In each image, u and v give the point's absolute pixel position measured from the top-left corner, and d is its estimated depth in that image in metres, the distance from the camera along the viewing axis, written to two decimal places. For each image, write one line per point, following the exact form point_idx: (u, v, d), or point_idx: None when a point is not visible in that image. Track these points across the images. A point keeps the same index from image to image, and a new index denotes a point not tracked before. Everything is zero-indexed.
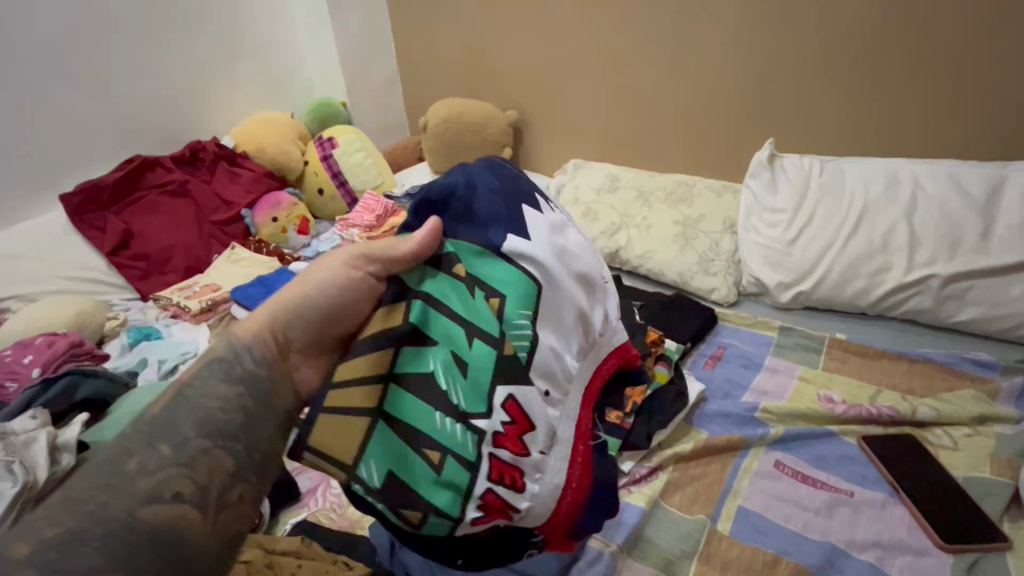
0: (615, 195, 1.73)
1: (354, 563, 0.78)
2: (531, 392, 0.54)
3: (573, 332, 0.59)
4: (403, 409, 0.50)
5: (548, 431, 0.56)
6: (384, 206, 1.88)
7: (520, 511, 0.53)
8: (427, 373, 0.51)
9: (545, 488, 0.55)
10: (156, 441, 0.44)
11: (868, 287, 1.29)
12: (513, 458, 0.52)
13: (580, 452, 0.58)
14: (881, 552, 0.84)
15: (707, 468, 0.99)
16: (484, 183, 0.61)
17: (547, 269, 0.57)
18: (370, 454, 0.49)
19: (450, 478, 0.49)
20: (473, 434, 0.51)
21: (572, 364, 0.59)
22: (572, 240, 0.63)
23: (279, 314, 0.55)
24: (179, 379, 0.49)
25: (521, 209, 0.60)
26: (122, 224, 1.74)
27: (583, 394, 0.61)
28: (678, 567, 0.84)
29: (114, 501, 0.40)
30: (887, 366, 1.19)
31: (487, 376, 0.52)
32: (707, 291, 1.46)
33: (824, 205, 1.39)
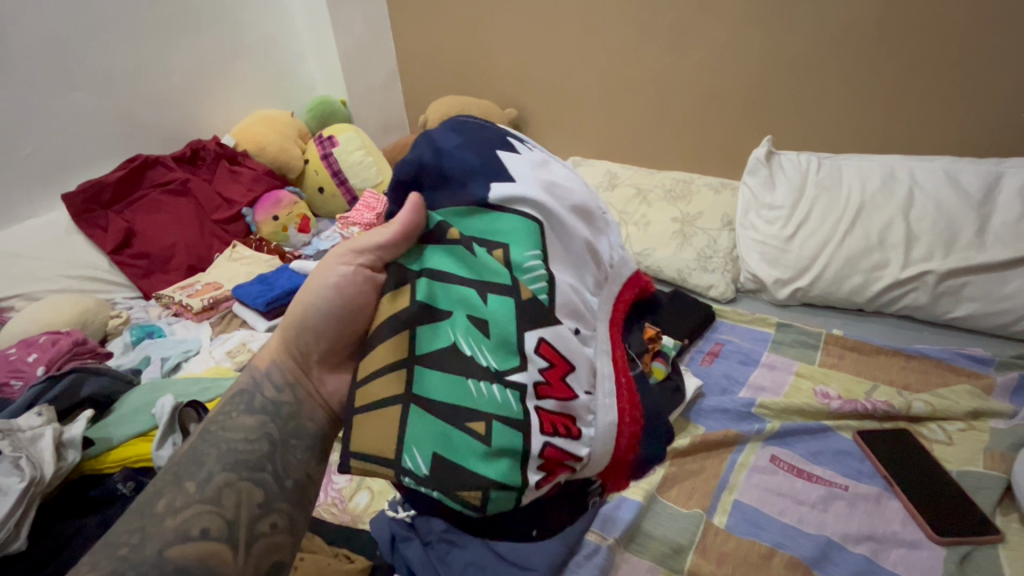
0: (614, 192, 1.74)
1: (355, 557, 0.80)
2: (564, 330, 0.50)
3: (583, 265, 0.56)
4: (432, 387, 0.48)
5: (589, 368, 0.53)
6: (384, 205, 1.89)
7: (581, 459, 0.51)
8: (450, 345, 0.49)
9: (602, 429, 0.52)
10: (183, 479, 0.50)
11: (865, 284, 1.30)
12: (561, 405, 0.49)
13: (624, 384, 0.56)
14: (875, 545, 0.85)
15: (704, 463, 1.00)
16: (447, 140, 0.55)
17: (545, 206, 0.53)
18: (411, 443, 0.47)
19: (501, 445, 0.47)
20: (513, 391, 0.48)
21: (592, 299, 0.56)
22: (554, 171, 0.59)
23: (291, 333, 0.59)
24: (207, 418, 0.55)
25: (494, 153, 0.55)
26: (124, 223, 1.75)
27: (609, 326, 0.59)
28: (676, 561, 0.85)
29: (147, 542, 0.45)
30: (883, 361, 1.20)
31: (510, 322, 0.49)
32: (705, 287, 1.47)
33: (821, 202, 1.39)
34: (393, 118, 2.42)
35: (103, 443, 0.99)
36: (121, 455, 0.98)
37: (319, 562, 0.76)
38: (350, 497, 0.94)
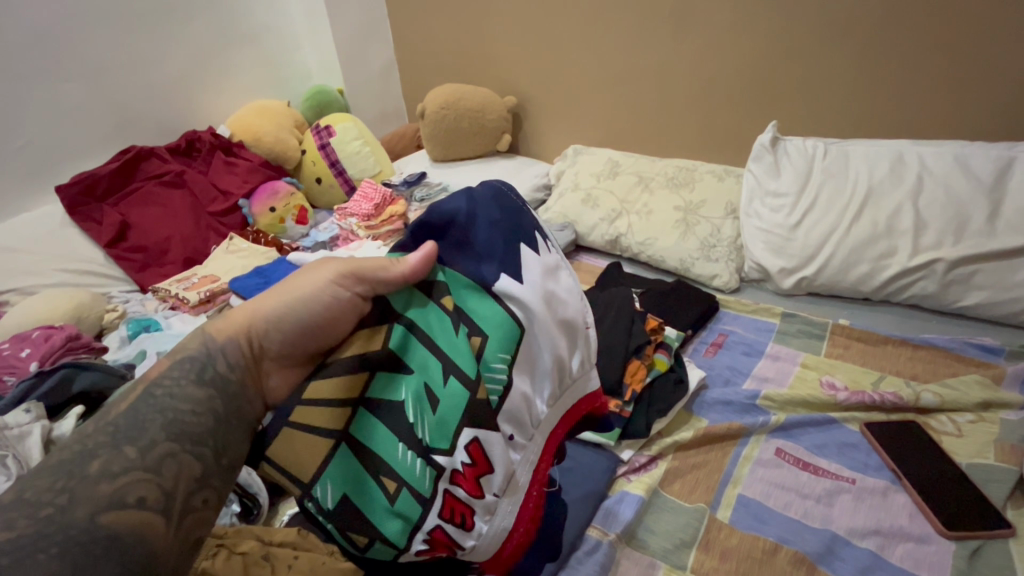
0: (615, 181, 1.71)
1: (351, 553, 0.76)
2: (496, 437, 0.55)
3: (552, 377, 0.59)
4: (370, 438, 0.53)
5: (507, 475, 0.57)
6: (382, 195, 1.85)
7: (464, 548, 0.56)
8: (398, 402, 0.54)
9: (493, 529, 0.57)
10: (122, 442, 0.44)
11: (872, 272, 1.28)
12: (467, 497, 0.54)
13: (532, 498, 0.60)
14: (882, 540, 0.83)
15: (708, 456, 0.98)
16: (485, 213, 0.60)
17: (533, 315, 0.57)
18: (328, 476, 0.52)
19: (402, 510, 0.52)
20: (432, 470, 0.53)
21: (542, 410, 0.59)
22: (565, 286, 0.62)
23: (258, 322, 0.55)
24: (148, 377, 0.49)
25: (518, 252, 0.59)
26: (119, 216, 1.73)
27: (547, 440, 0.61)
28: (679, 557, 0.83)
29: (75, 508, 0.39)
30: (890, 352, 1.17)
31: (456, 416, 0.53)
32: (708, 277, 1.45)
33: (826, 188, 1.36)
34: (391, 106, 2.38)
35: None
36: None
37: (313, 560, 0.72)
38: None
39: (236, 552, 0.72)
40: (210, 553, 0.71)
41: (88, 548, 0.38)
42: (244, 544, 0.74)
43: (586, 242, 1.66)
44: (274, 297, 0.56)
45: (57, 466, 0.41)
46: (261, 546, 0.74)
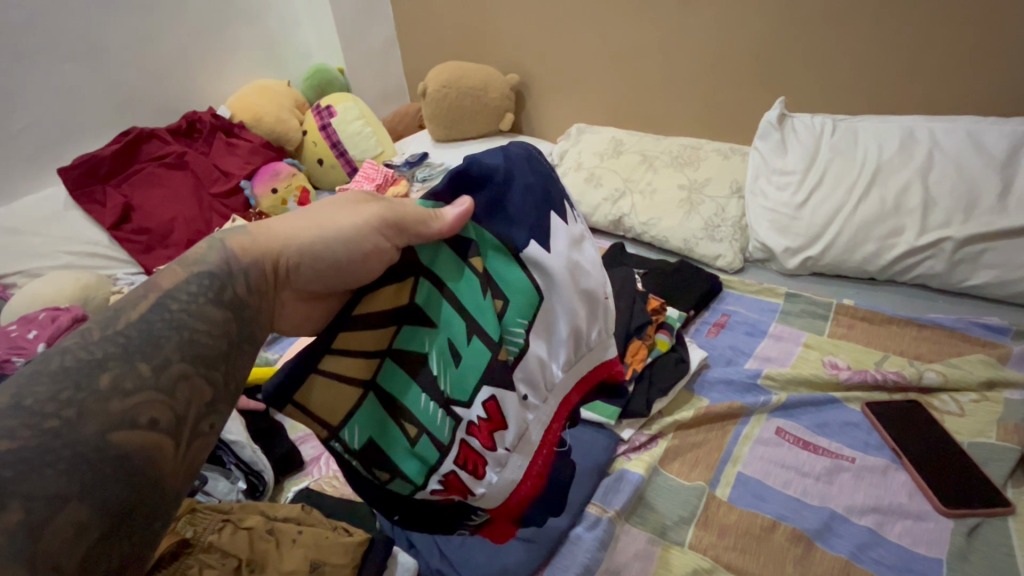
0: (619, 160, 1.69)
1: (354, 529, 0.77)
2: (511, 395, 0.55)
3: (570, 344, 0.57)
4: (392, 385, 0.56)
5: (520, 432, 0.57)
6: (384, 175, 1.86)
7: (475, 494, 0.57)
8: (424, 355, 0.56)
9: (502, 480, 0.57)
10: (135, 358, 0.40)
11: (879, 252, 1.26)
12: (480, 448, 0.55)
13: (542, 456, 0.59)
14: (881, 517, 0.83)
15: (708, 435, 0.99)
16: (521, 178, 0.57)
17: (555, 283, 0.55)
18: (355, 420, 0.55)
19: (422, 452, 0.55)
20: (451, 419, 0.55)
21: (557, 375, 0.58)
22: (592, 258, 0.59)
23: (289, 250, 0.53)
24: (160, 287, 0.45)
25: (548, 219, 0.57)
26: (121, 198, 1.74)
27: (562, 402, 0.60)
28: (678, 533, 0.84)
29: (83, 426, 0.36)
30: (895, 332, 1.17)
31: (475, 373, 0.54)
32: (711, 258, 1.44)
33: (836, 165, 1.34)
34: (392, 85, 2.34)
35: None
36: None
37: (317, 534, 0.73)
38: None
39: (241, 527, 0.74)
40: (215, 528, 0.73)
41: (93, 471, 0.35)
42: (249, 519, 0.75)
43: (589, 223, 1.65)
44: (309, 226, 0.54)
45: (61, 374, 0.37)
46: (265, 521, 0.75)
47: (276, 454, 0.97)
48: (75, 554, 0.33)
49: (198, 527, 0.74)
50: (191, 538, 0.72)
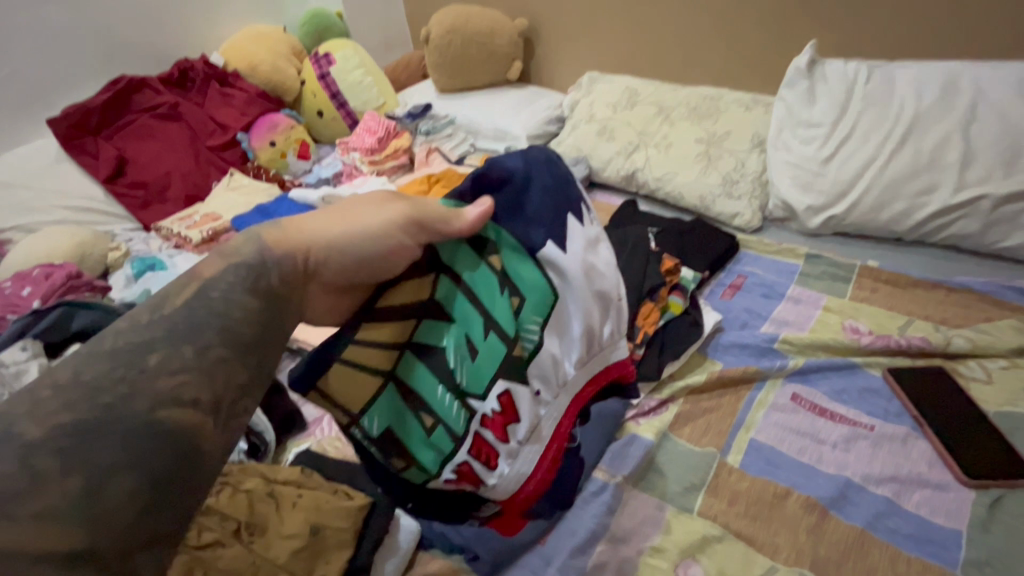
0: (633, 111, 1.59)
1: (355, 493, 0.74)
2: (524, 389, 0.57)
3: (582, 344, 0.60)
4: (411, 377, 0.56)
5: (532, 425, 0.59)
6: (386, 128, 1.77)
7: (487, 485, 0.58)
8: (437, 348, 0.56)
9: (513, 473, 0.59)
10: (179, 340, 0.39)
11: (909, 210, 1.19)
12: (494, 441, 0.57)
13: (553, 451, 0.62)
14: (898, 487, 0.80)
15: (720, 401, 0.96)
16: (540, 180, 0.59)
17: (568, 282, 0.58)
18: (375, 410, 0.56)
19: (436, 441, 0.56)
20: (466, 411, 0.56)
21: (570, 372, 0.60)
22: (605, 264, 0.62)
23: (316, 246, 0.49)
24: (201, 275, 0.44)
25: (563, 220, 0.59)
26: (114, 151, 1.69)
27: (573, 398, 0.63)
28: (687, 499, 0.82)
29: (132, 404, 0.35)
30: (920, 296, 1.11)
31: (492, 364, 0.55)
32: (729, 216, 1.37)
33: (867, 117, 1.25)
34: (394, 31, 2.21)
35: None
36: None
37: (317, 498, 0.71)
38: None
39: (240, 489, 0.72)
40: (214, 491, 0.71)
41: (140, 443, 0.34)
42: (248, 481, 0.73)
43: (600, 178, 1.57)
44: (337, 223, 0.50)
45: (114, 357, 0.37)
46: (265, 483, 0.73)
47: (277, 414, 0.96)
48: (125, 521, 0.31)
49: None
50: None
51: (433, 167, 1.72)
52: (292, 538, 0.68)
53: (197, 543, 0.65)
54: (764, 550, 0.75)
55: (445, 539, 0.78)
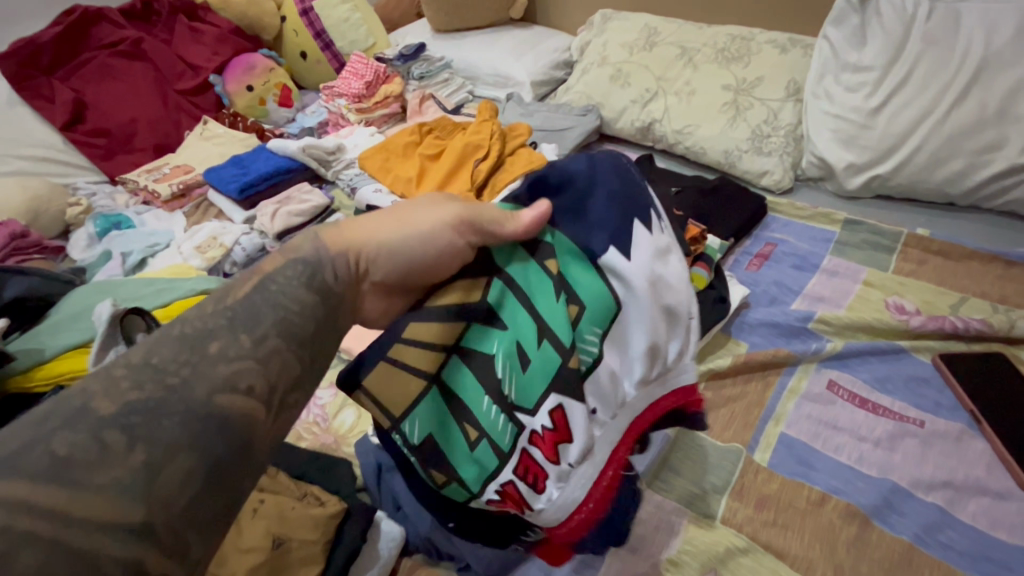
0: (651, 53, 1.41)
1: (327, 497, 0.65)
2: (580, 405, 0.47)
3: (643, 363, 0.50)
4: (458, 385, 0.49)
5: (587, 445, 0.48)
6: (375, 71, 1.59)
7: (533, 511, 0.49)
8: (488, 357, 0.48)
9: (563, 500, 0.49)
10: (237, 329, 0.39)
11: (967, 171, 1.03)
12: (543, 461, 0.48)
13: (609, 478, 0.51)
14: (952, 494, 0.70)
15: (746, 389, 0.84)
16: (605, 185, 0.52)
17: (633, 293, 0.49)
18: (417, 414, 0.48)
19: (480, 457, 0.48)
20: (514, 426, 0.47)
21: (631, 391, 0.50)
22: (673, 279, 0.52)
23: (370, 243, 0.47)
24: (262, 270, 0.44)
25: (624, 225, 0.50)
26: (71, 93, 1.52)
27: (632, 423, 0.52)
28: (708, 505, 0.72)
29: (189, 394, 0.35)
30: (975, 270, 0.98)
31: (545, 379, 0.47)
32: (756, 175, 1.22)
33: (927, 60, 1.07)
34: None
35: (31, 356, 0.77)
36: (54, 371, 0.76)
37: (281, 505, 0.61)
38: (335, 416, 0.89)
39: None
40: None
41: (200, 428, 0.34)
42: None
43: (612, 130, 1.41)
44: (392, 225, 0.48)
45: (181, 339, 0.37)
46: None
47: None
48: (180, 502, 0.31)
49: None
50: None
51: (426, 117, 1.56)
52: (252, 552, 0.58)
53: None
54: (797, 566, 0.65)
55: (432, 546, 0.69)
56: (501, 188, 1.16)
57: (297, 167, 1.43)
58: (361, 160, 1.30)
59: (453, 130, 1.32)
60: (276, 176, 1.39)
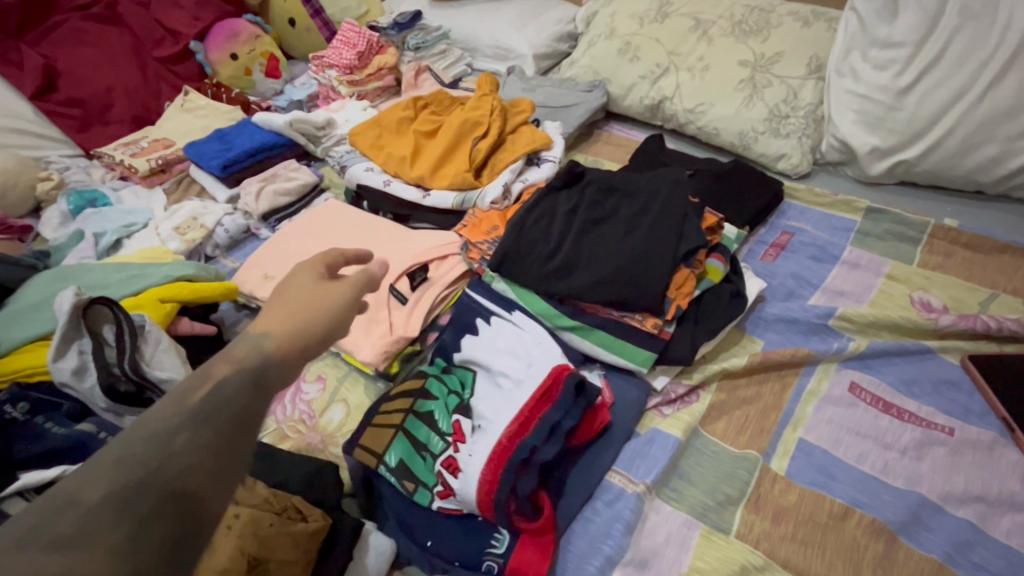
0: (663, 24, 1.31)
1: (310, 511, 0.59)
2: (465, 420, 0.70)
3: (502, 386, 0.73)
4: (415, 427, 0.70)
5: (476, 430, 0.68)
6: (367, 41, 1.49)
7: (458, 488, 0.65)
8: (428, 411, 0.72)
9: (467, 481, 0.64)
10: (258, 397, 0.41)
11: (1001, 158, 0.96)
12: (455, 454, 0.67)
13: (506, 440, 0.65)
14: (984, 509, 0.65)
15: (762, 389, 0.79)
16: (472, 301, 0.86)
17: (489, 356, 0.76)
18: (393, 448, 0.69)
19: (423, 481, 0.67)
20: (444, 442, 0.69)
21: (501, 399, 0.70)
22: (537, 331, 0.80)
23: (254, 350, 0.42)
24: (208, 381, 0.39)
25: (479, 304, 0.85)
26: (41, 59, 1.42)
27: (513, 420, 0.67)
28: (722, 517, 0.66)
29: (232, 426, 0.38)
30: (1006, 264, 0.92)
31: (447, 418, 0.71)
32: (771, 158, 1.14)
33: (964, 36, 0.98)
34: None
35: None
36: (10, 367, 0.71)
37: (258, 522, 0.55)
38: (322, 412, 0.83)
39: None
40: None
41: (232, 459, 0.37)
42: None
43: (619, 108, 1.33)
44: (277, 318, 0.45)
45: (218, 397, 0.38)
46: None
47: None
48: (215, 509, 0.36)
49: None
50: None
51: (421, 91, 1.47)
52: None
53: None
54: None
55: (426, 559, 0.64)
56: (502, 169, 1.08)
57: (283, 142, 1.34)
58: (351, 136, 1.21)
59: (451, 105, 1.24)
60: (261, 152, 1.31)
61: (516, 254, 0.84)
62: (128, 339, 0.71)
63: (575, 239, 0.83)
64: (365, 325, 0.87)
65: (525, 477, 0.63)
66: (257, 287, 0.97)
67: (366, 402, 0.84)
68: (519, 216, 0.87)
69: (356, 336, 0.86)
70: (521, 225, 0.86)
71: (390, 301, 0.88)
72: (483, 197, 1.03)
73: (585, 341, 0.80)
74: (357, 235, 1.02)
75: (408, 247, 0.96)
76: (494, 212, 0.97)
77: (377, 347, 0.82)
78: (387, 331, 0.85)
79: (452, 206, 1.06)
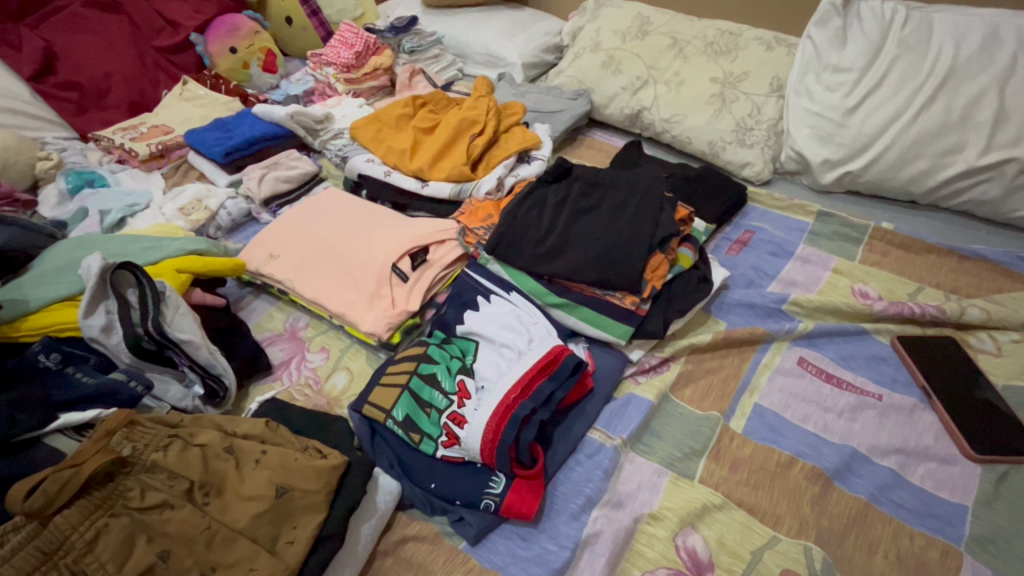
0: (643, 41, 1.43)
1: (328, 450, 0.67)
2: (469, 379, 0.79)
3: (502, 355, 0.82)
4: (418, 388, 0.78)
5: (481, 391, 0.78)
6: (365, 41, 1.56)
7: (463, 438, 0.73)
8: (431, 373, 0.79)
9: (472, 433, 0.72)
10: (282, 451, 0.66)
11: (930, 171, 1.10)
12: (459, 409, 0.76)
13: (508, 398, 0.74)
14: (904, 459, 0.77)
15: (724, 362, 0.90)
16: (469, 281, 0.96)
17: (491, 327, 0.85)
18: (399, 403, 0.76)
19: (430, 431, 0.75)
20: (447, 400, 0.77)
21: (505, 365, 0.80)
22: (527, 308, 0.91)
23: (273, 458, 0.63)
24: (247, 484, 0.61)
25: (479, 283, 0.94)
26: (40, 42, 1.44)
27: (515, 384, 0.75)
28: (688, 466, 0.77)
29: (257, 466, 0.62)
30: (932, 262, 1.06)
31: (452, 378, 0.79)
32: (737, 165, 1.27)
33: (901, 64, 1.13)
34: None
35: (16, 307, 0.78)
36: (41, 322, 0.77)
37: (284, 456, 0.63)
38: (327, 378, 0.91)
39: (194, 443, 0.62)
40: (160, 445, 0.62)
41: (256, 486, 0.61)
42: (202, 434, 0.64)
43: (602, 116, 1.44)
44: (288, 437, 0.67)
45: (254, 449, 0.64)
46: (222, 437, 0.64)
47: (240, 356, 0.87)
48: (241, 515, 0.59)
49: (137, 443, 0.61)
50: (129, 457, 0.60)
51: (416, 91, 1.55)
52: (253, 500, 0.60)
53: (139, 505, 0.57)
54: (766, 520, 0.71)
55: (428, 499, 0.72)
56: (495, 164, 1.18)
57: (283, 133, 1.40)
58: (353, 129, 1.29)
59: (447, 105, 1.33)
60: (263, 142, 1.36)
61: (510, 239, 0.93)
62: (150, 299, 0.76)
63: (564, 226, 0.93)
64: (367, 300, 0.94)
65: (525, 433, 0.71)
66: (263, 265, 1.03)
67: (369, 369, 0.92)
68: (512, 205, 0.96)
69: (358, 308, 0.93)
70: (514, 213, 0.95)
71: (393, 279, 0.95)
72: (479, 188, 1.12)
73: (571, 316, 0.90)
74: (360, 219, 1.09)
75: (408, 230, 1.04)
76: (488, 203, 1.06)
77: (381, 318, 0.90)
78: (390, 305, 0.92)
79: (449, 196, 1.14)
